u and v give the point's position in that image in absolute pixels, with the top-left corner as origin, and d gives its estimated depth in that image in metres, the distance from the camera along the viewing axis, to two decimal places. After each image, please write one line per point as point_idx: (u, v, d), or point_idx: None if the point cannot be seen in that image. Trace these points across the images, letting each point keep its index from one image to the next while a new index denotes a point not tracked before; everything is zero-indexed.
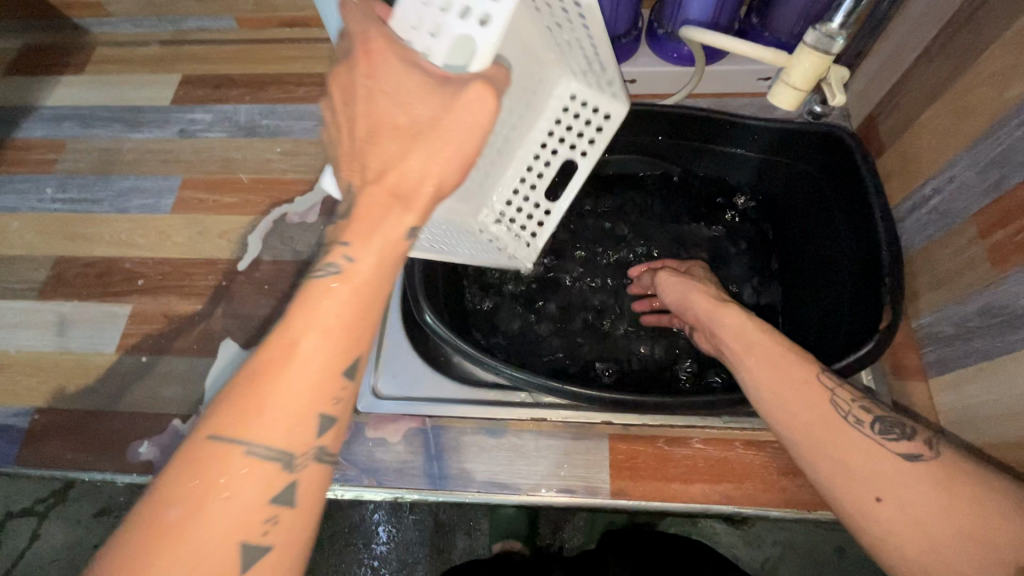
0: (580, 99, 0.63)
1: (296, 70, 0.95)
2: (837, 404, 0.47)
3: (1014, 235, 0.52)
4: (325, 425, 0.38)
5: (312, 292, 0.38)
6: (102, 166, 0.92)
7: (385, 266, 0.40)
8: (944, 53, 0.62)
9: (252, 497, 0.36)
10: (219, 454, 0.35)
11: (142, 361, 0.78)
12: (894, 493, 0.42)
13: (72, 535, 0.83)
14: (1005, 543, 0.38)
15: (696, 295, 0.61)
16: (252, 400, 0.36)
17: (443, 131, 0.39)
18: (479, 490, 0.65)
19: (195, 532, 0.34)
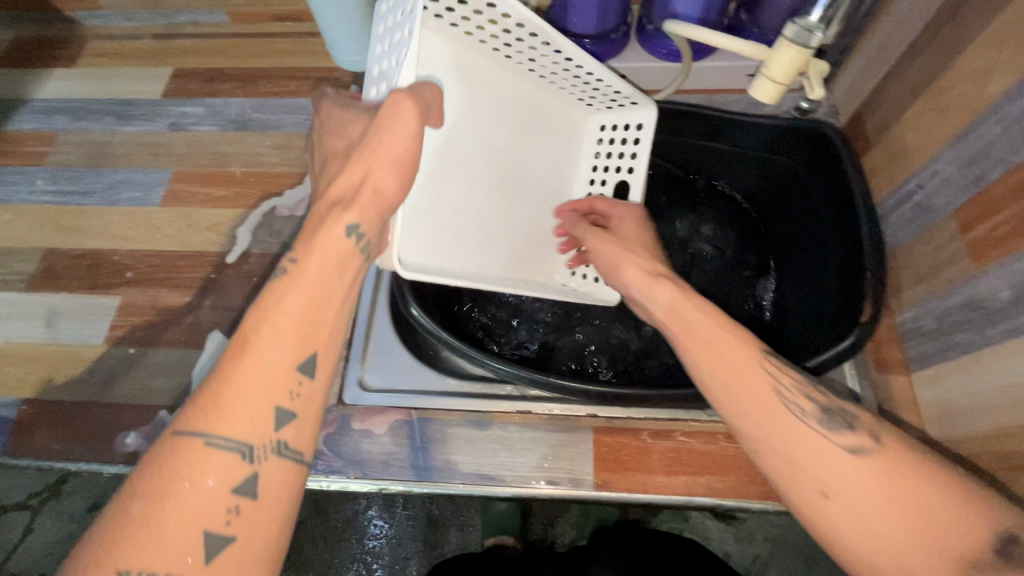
0: (611, 127, 0.71)
1: (288, 64, 0.95)
2: (780, 392, 0.47)
3: (994, 230, 0.53)
4: (283, 418, 0.41)
5: (272, 294, 0.43)
6: (92, 159, 0.92)
7: (329, 273, 0.45)
8: (927, 49, 0.62)
9: (212, 487, 0.38)
10: (184, 448, 0.38)
11: (130, 353, 0.79)
12: (842, 488, 0.42)
13: (63, 528, 0.83)
14: (951, 534, 0.39)
15: (631, 268, 0.60)
16: (212, 397, 0.40)
17: (373, 144, 0.46)
18: (463, 482, 0.65)
19: (156, 519, 0.36)
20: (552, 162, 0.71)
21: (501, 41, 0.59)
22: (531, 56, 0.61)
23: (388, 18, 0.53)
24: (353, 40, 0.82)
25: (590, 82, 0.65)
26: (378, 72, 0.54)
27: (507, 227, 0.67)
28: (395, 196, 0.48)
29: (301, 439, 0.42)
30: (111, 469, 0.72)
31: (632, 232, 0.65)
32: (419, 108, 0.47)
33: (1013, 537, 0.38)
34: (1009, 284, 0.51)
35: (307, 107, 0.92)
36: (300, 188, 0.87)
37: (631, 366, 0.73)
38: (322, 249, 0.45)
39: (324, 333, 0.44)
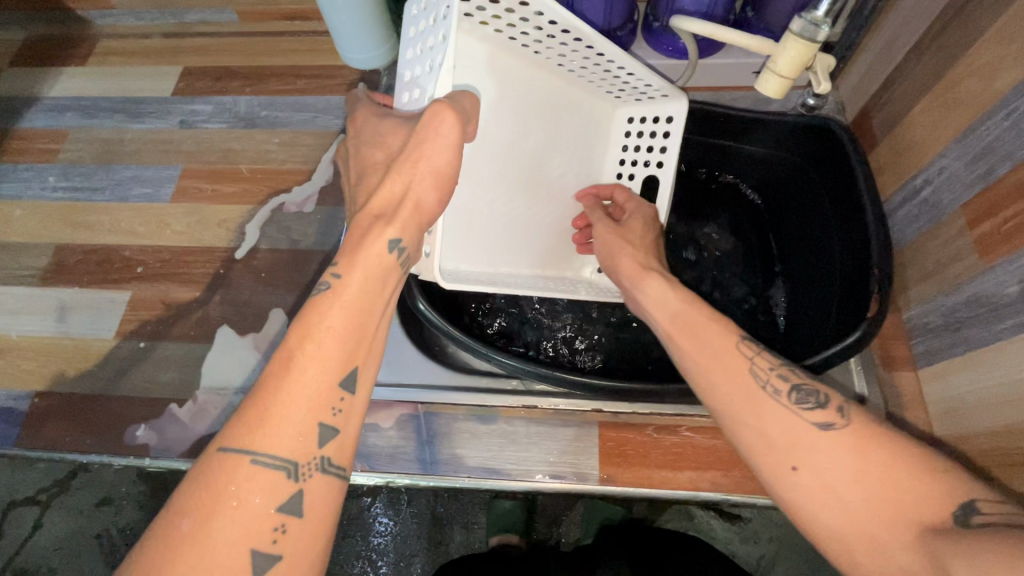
0: (640, 120, 0.71)
1: (295, 62, 0.96)
2: (755, 372, 0.47)
3: (1002, 226, 0.53)
4: (326, 435, 0.41)
5: (313, 308, 0.43)
6: (103, 156, 0.93)
7: (370, 290, 0.44)
8: (935, 45, 0.62)
9: (259, 505, 0.38)
10: (228, 466, 0.38)
11: (140, 347, 0.79)
12: (811, 461, 0.42)
13: (73, 522, 0.84)
14: (910, 505, 0.38)
15: (624, 257, 0.60)
16: (258, 413, 0.39)
17: (421, 153, 0.45)
18: (469, 476, 0.67)
19: (208, 538, 0.36)
20: (581, 157, 0.72)
21: (532, 38, 0.60)
22: (562, 53, 0.62)
23: (422, 22, 0.54)
24: (360, 38, 0.82)
25: (619, 76, 0.65)
26: (411, 77, 0.54)
27: (536, 221, 0.69)
28: (433, 210, 0.48)
29: (344, 455, 0.42)
30: (119, 461, 0.74)
31: (636, 223, 0.65)
32: (461, 119, 0.45)
33: (976, 507, 0.37)
34: (1017, 279, 0.51)
35: (314, 105, 0.93)
36: (308, 184, 0.88)
37: (636, 361, 0.73)
38: (365, 262, 0.45)
39: (365, 348, 0.43)
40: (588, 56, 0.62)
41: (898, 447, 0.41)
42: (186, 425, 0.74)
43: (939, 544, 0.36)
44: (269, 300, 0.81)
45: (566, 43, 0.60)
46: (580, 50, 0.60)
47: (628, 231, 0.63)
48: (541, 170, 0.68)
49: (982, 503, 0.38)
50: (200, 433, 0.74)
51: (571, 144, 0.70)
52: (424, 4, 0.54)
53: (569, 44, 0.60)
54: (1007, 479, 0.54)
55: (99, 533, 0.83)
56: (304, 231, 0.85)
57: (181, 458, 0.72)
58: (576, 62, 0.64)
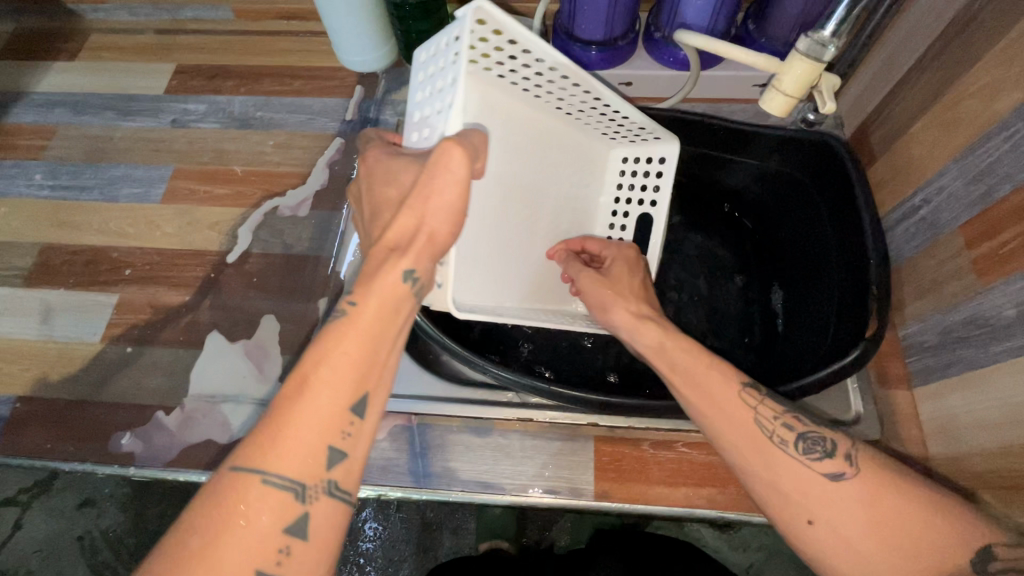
0: (634, 159, 0.72)
1: (291, 62, 0.94)
2: (761, 423, 0.48)
3: (1001, 247, 0.53)
4: (336, 459, 0.40)
5: (330, 334, 0.42)
6: (92, 154, 0.91)
7: (384, 316, 0.44)
8: (936, 62, 0.62)
9: (266, 525, 0.38)
10: (240, 484, 0.38)
11: (127, 351, 0.78)
12: (827, 515, 0.43)
13: (53, 526, 0.81)
14: (928, 551, 0.40)
15: (619, 310, 0.57)
16: (271, 431, 0.39)
17: (435, 188, 0.44)
18: (462, 490, 0.65)
19: (216, 557, 0.36)
20: (574, 193, 0.72)
21: (536, 82, 0.60)
22: (561, 96, 0.62)
23: (428, 66, 0.54)
24: (358, 41, 0.82)
25: (615, 120, 0.66)
26: (417, 114, 0.54)
27: (538, 245, 0.68)
28: (446, 241, 0.47)
29: (351, 480, 0.41)
30: (104, 469, 0.71)
31: (621, 269, 0.62)
32: (468, 156, 0.45)
33: (992, 552, 0.40)
34: (1014, 302, 0.52)
35: (311, 107, 0.91)
36: (301, 187, 0.86)
37: (633, 373, 0.72)
38: (381, 290, 0.44)
39: (375, 375, 0.42)
40: (586, 100, 0.62)
41: (912, 494, 0.42)
42: (173, 433, 0.72)
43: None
44: (260, 304, 0.80)
45: (568, 89, 0.60)
46: (579, 96, 0.61)
47: (614, 279, 0.61)
48: (538, 203, 0.68)
49: (998, 548, 0.40)
50: (187, 441, 0.71)
51: (568, 180, 0.71)
52: (431, 49, 0.53)
53: (567, 88, 0.60)
54: (999, 501, 0.54)
55: (81, 535, 0.81)
56: (297, 234, 0.83)
57: (166, 468, 0.70)
58: (575, 105, 0.64)
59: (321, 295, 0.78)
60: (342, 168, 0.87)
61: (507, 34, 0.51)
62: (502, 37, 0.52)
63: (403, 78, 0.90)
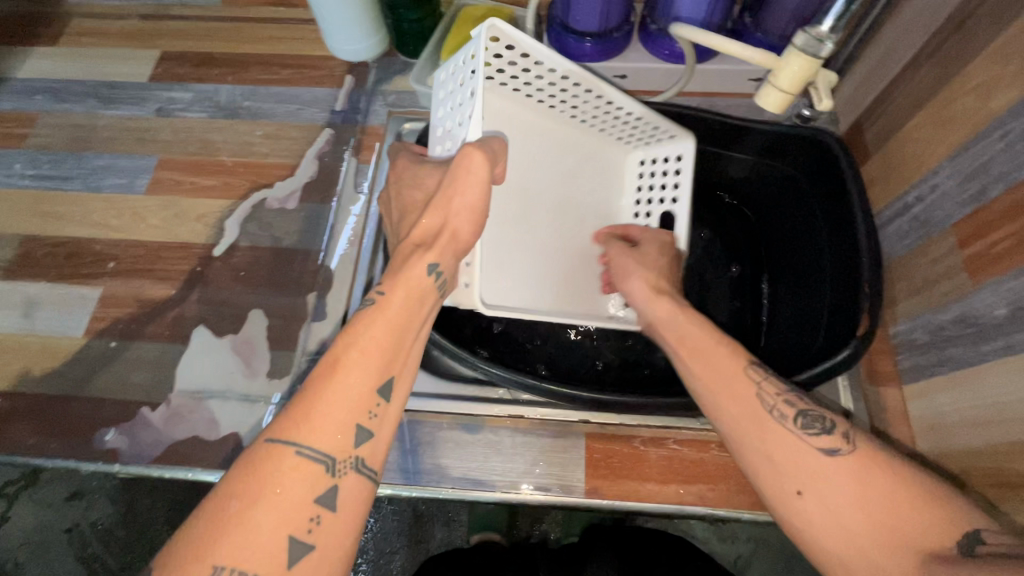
0: (652, 160, 0.73)
1: (279, 50, 0.92)
2: (763, 396, 0.48)
3: (993, 246, 0.53)
4: (362, 437, 0.42)
5: (360, 321, 0.46)
6: (74, 143, 0.89)
7: (411, 307, 0.48)
8: (932, 59, 0.62)
9: (299, 495, 0.39)
10: (274, 455, 0.39)
11: (111, 346, 0.76)
12: (815, 488, 0.43)
13: (41, 518, 0.77)
14: (914, 530, 0.39)
15: (637, 282, 0.61)
16: (303, 408, 0.41)
17: (459, 193, 0.50)
18: (453, 487, 0.64)
19: (253, 520, 0.37)
20: (593, 195, 0.73)
21: (546, 93, 0.64)
22: (573, 104, 0.66)
23: (447, 86, 0.60)
24: (348, 30, 0.81)
25: (627, 121, 0.68)
26: (441, 131, 0.61)
27: (533, 240, 0.68)
28: (468, 240, 0.52)
29: (376, 459, 0.43)
30: (89, 466, 0.70)
31: (651, 248, 0.65)
32: (488, 160, 0.51)
33: (981, 537, 0.38)
34: (1005, 302, 0.52)
35: (299, 97, 0.89)
36: (290, 179, 0.85)
37: (625, 371, 0.72)
38: (407, 283, 0.48)
39: (400, 362, 0.46)
40: (597, 104, 0.65)
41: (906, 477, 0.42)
42: (159, 430, 0.71)
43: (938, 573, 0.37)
44: (249, 299, 0.78)
45: (577, 95, 0.64)
46: (591, 100, 0.65)
47: (646, 256, 0.64)
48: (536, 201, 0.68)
49: (986, 534, 0.39)
50: (174, 438, 0.70)
51: (577, 186, 0.71)
52: (450, 68, 0.60)
53: (577, 95, 0.64)
54: (986, 500, 0.54)
55: (69, 528, 0.77)
56: (286, 227, 0.82)
57: (152, 465, 0.69)
58: (588, 111, 0.67)
59: (310, 289, 0.77)
60: (331, 159, 0.85)
61: (517, 47, 0.56)
62: (513, 50, 0.57)
63: (394, 68, 0.89)
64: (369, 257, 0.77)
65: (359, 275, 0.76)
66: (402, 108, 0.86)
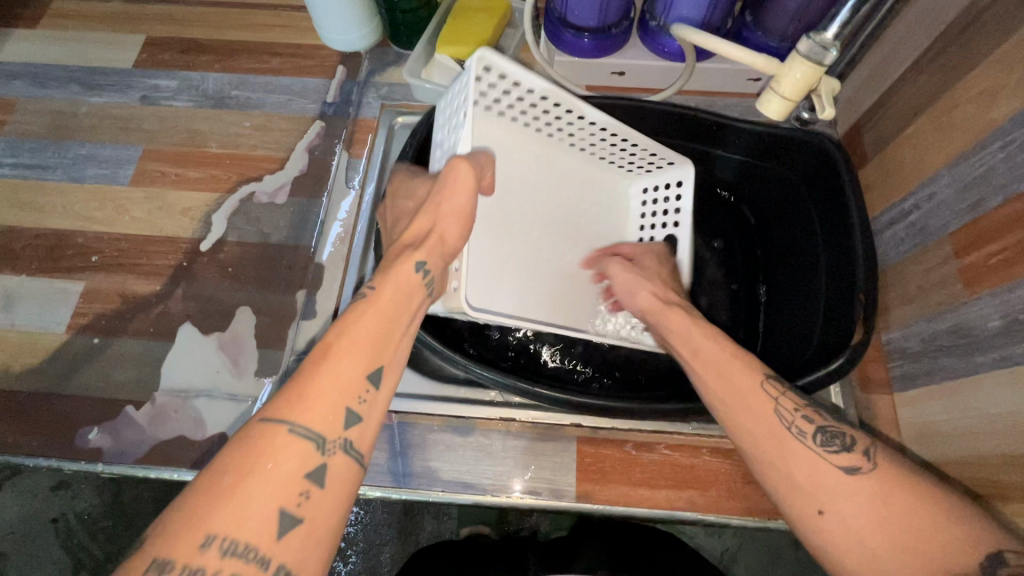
0: (653, 188, 0.75)
1: (269, 38, 0.89)
2: (781, 414, 0.48)
3: (989, 258, 0.53)
4: (352, 420, 0.41)
5: (353, 310, 0.45)
6: (56, 131, 0.86)
7: (400, 298, 0.47)
8: (933, 64, 0.61)
9: (289, 470, 0.37)
10: (267, 433, 0.38)
11: (94, 343, 0.74)
12: (837, 506, 0.43)
13: (27, 507, 0.72)
14: (933, 549, 0.40)
15: (643, 294, 0.62)
16: (296, 388, 0.40)
17: (446, 200, 0.52)
18: (443, 490, 0.64)
19: (244, 493, 0.36)
20: (596, 218, 0.75)
21: (542, 121, 0.68)
22: (570, 130, 0.69)
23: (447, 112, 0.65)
24: (341, 19, 0.79)
25: (626, 150, 0.71)
26: (440, 152, 0.64)
27: (530, 252, 0.69)
28: (455, 244, 0.53)
29: (366, 442, 0.41)
30: (71, 466, 0.69)
31: (650, 261, 0.67)
32: (474, 169, 0.53)
33: (1003, 557, 0.39)
34: (1000, 314, 0.51)
35: (289, 87, 0.87)
36: (280, 173, 0.83)
37: (618, 375, 0.71)
38: (396, 277, 0.48)
39: (390, 351, 0.45)
40: (593, 132, 0.68)
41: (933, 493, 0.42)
42: (144, 428, 0.70)
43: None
44: (236, 295, 0.77)
45: (573, 121, 0.67)
46: (585, 127, 0.68)
47: (645, 267, 0.66)
48: (532, 220, 0.70)
49: (1009, 554, 0.39)
50: (159, 438, 0.69)
51: (569, 207, 0.73)
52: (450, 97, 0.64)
53: (571, 121, 0.67)
54: None
55: (55, 518, 0.72)
56: (275, 222, 0.80)
57: (137, 464, 0.68)
58: (582, 139, 0.70)
59: (299, 287, 0.76)
60: (322, 153, 0.84)
61: (510, 76, 0.60)
62: (507, 80, 0.61)
63: (387, 59, 0.87)
64: (360, 252, 0.76)
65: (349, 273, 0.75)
66: (395, 101, 0.84)
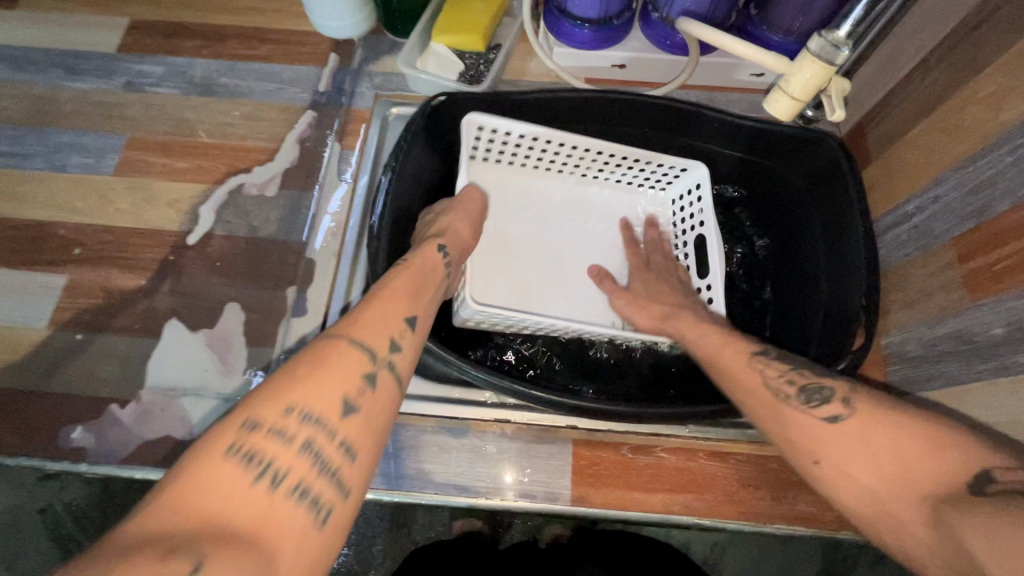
0: (681, 195, 0.77)
1: (259, 23, 0.86)
2: (768, 382, 0.52)
3: (994, 264, 0.52)
4: (397, 345, 0.46)
5: (393, 271, 0.54)
6: (36, 117, 0.83)
7: (427, 271, 0.56)
8: (942, 64, 0.60)
9: (348, 369, 0.42)
10: (330, 344, 0.43)
11: (77, 339, 0.72)
12: (829, 453, 0.45)
13: (13, 498, 0.70)
14: (922, 477, 0.40)
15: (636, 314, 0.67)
16: (351, 318, 0.47)
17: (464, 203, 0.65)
18: (436, 492, 0.63)
19: (315, 379, 0.40)
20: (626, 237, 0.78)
21: (548, 159, 0.76)
22: (577, 162, 0.76)
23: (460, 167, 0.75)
24: (333, 6, 0.76)
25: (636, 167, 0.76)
26: None
27: (548, 274, 0.75)
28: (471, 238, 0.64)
29: (407, 367, 0.46)
30: (54, 466, 0.67)
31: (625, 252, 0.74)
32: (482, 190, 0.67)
33: (991, 475, 0.38)
34: (1003, 321, 0.51)
35: (280, 75, 0.84)
36: (270, 165, 0.80)
37: (615, 376, 0.70)
38: (423, 254, 0.58)
39: (421, 304, 0.52)
40: (598, 158, 0.75)
41: (920, 423, 0.43)
42: (129, 428, 0.68)
43: (952, 516, 0.37)
44: (224, 291, 0.75)
45: (573, 154, 0.75)
46: (587, 156, 0.75)
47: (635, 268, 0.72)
48: (553, 249, 0.76)
49: (996, 472, 0.38)
50: (145, 437, 0.68)
51: (578, 230, 0.78)
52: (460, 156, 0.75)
53: (569, 154, 0.75)
54: None
55: (42, 509, 0.70)
56: (265, 216, 0.78)
57: (122, 465, 0.66)
58: (591, 166, 0.77)
59: (290, 283, 0.74)
60: (313, 144, 0.81)
61: (499, 128, 0.71)
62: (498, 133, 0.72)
63: (381, 48, 0.84)
64: (354, 243, 0.75)
65: (342, 270, 0.74)
66: (389, 91, 0.82)
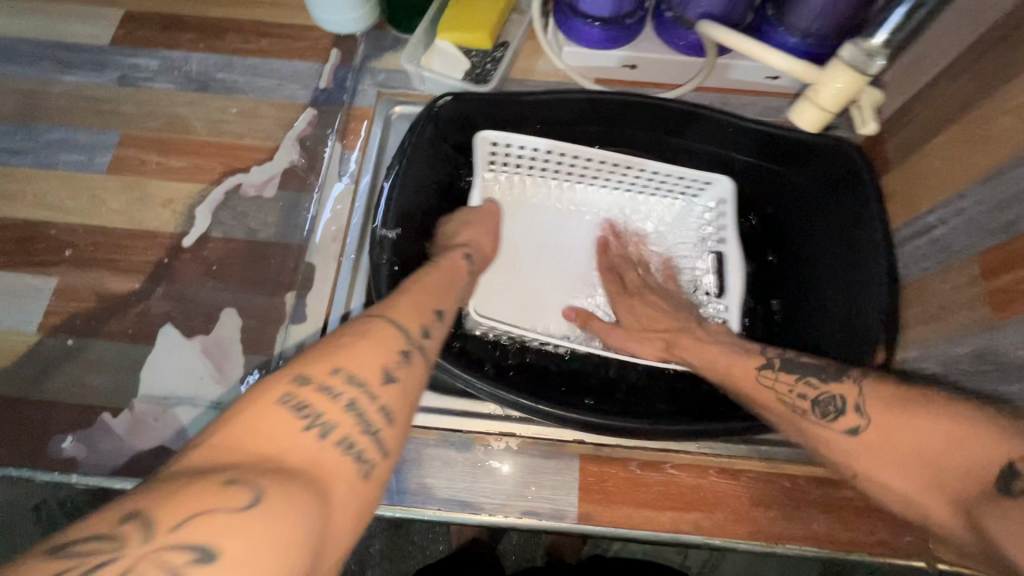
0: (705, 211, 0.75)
1: (258, 17, 0.83)
2: (782, 401, 0.53)
3: (1017, 283, 0.49)
4: (428, 332, 0.48)
5: (424, 268, 0.57)
6: (26, 112, 0.80)
7: (455, 269, 0.59)
8: (969, 72, 0.57)
9: (386, 345, 0.44)
10: (370, 324, 0.46)
11: (68, 344, 0.70)
12: (867, 467, 0.47)
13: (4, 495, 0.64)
14: (955, 479, 0.42)
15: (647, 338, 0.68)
16: (388, 303, 0.50)
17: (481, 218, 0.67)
18: (439, 508, 0.61)
19: (358, 348, 0.43)
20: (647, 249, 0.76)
21: (564, 173, 0.76)
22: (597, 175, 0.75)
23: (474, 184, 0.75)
24: None
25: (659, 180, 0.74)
26: None
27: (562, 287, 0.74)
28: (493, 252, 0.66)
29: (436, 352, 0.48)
30: (44, 477, 0.64)
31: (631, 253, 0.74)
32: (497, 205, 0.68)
33: (1016, 467, 0.39)
34: None
35: (279, 71, 0.81)
36: (269, 164, 0.78)
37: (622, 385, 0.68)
38: (451, 256, 0.60)
39: (449, 298, 0.55)
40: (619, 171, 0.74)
41: (940, 418, 0.44)
42: (122, 438, 0.66)
43: (986, 517, 0.39)
44: (221, 295, 0.72)
45: (590, 167, 0.74)
46: (605, 169, 0.74)
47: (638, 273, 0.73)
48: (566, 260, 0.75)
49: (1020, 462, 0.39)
50: (138, 448, 0.65)
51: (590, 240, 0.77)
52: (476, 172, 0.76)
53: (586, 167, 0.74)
54: None
55: (37, 505, 0.64)
56: (263, 218, 0.76)
57: (113, 476, 0.64)
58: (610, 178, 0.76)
59: (288, 288, 0.72)
60: (313, 144, 0.79)
61: (514, 144, 0.71)
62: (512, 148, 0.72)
63: (384, 44, 0.81)
64: (356, 244, 0.73)
65: (343, 275, 0.71)
66: (392, 89, 0.79)
